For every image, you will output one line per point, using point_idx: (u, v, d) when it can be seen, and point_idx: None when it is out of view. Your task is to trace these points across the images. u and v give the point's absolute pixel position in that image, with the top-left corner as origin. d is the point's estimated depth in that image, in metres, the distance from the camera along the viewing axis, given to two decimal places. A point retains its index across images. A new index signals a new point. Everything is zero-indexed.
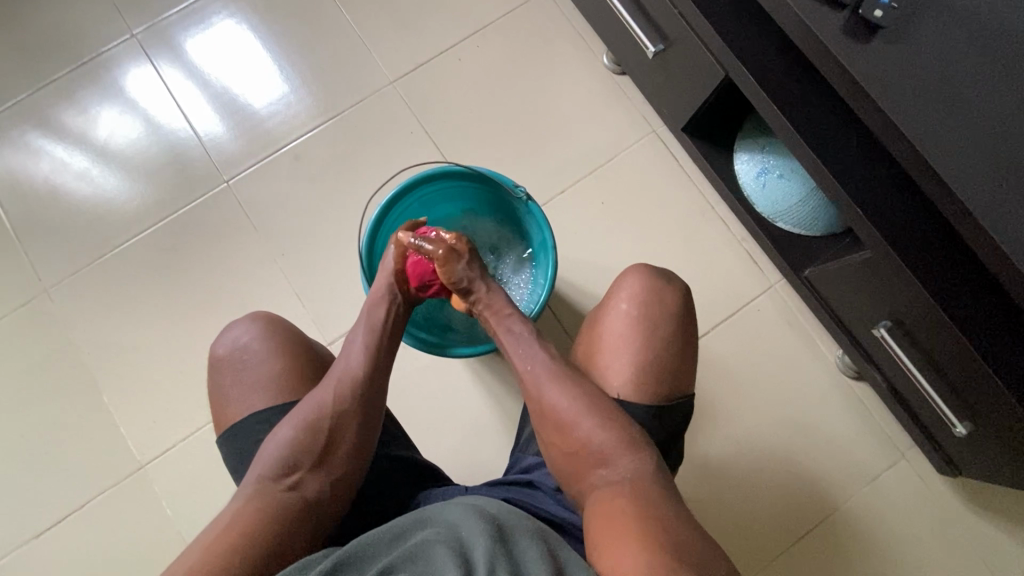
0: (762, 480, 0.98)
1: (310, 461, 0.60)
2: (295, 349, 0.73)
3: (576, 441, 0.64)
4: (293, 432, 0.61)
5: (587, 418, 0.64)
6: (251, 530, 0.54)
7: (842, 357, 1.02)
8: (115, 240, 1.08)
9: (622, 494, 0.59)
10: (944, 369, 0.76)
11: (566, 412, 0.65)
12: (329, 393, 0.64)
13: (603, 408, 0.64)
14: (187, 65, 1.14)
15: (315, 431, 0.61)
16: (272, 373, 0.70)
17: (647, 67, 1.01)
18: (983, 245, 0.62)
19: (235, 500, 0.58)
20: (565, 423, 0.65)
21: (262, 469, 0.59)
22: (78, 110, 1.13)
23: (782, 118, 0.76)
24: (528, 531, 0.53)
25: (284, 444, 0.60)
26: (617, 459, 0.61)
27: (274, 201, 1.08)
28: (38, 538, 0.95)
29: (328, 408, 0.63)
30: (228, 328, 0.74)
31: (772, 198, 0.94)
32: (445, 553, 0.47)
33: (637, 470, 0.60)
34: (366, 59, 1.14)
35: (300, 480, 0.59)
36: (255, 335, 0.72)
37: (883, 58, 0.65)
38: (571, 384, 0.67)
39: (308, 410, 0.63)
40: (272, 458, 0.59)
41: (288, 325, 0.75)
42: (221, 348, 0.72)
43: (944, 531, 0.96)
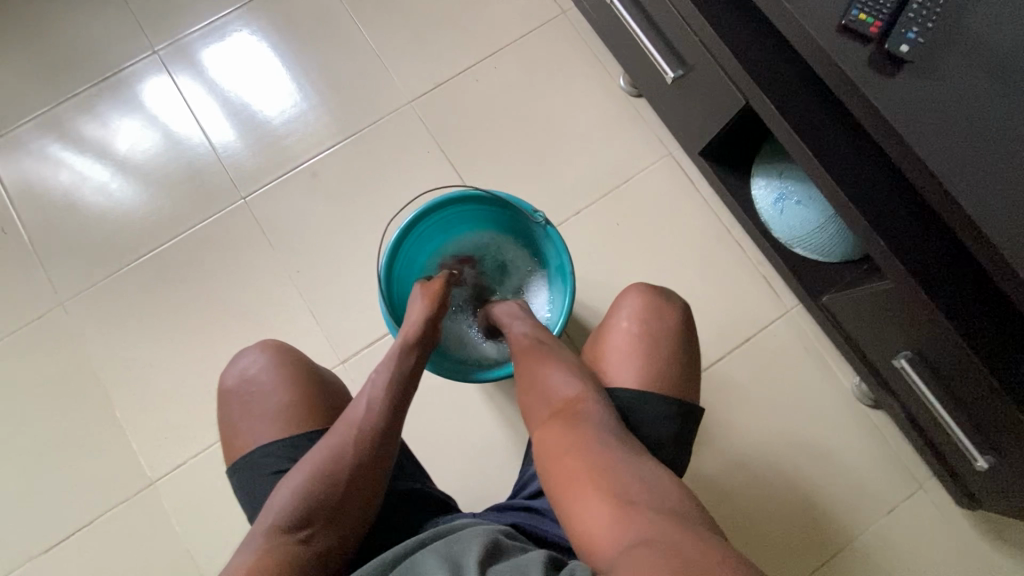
0: (777, 508, 0.97)
1: (324, 513, 0.58)
2: (303, 378, 0.72)
3: (543, 391, 0.67)
4: (307, 481, 0.59)
5: (556, 372, 0.67)
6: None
7: (858, 384, 1.00)
8: (132, 254, 1.08)
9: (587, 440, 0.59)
10: (966, 402, 0.75)
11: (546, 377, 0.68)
12: (346, 441, 0.62)
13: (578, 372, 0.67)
14: (207, 81, 1.16)
15: (330, 480, 0.59)
16: (279, 403, 0.70)
17: (665, 90, 1.01)
18: (1012, 282, 0.61)
19: (244, 549, 0.56)
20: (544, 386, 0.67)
21: (276, 518, 0.57)
22: (98, 124, 1.14)
23: (804, 148, 0.76)
24: (534, 546, 0.52)
25: (297, 494, 0.58)
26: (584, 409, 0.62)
27: (289, 217, 1.09)
28: (46, 553, 0.95)
29: (345, 456, 0.61)
30: (238, 357, 0.74)
31: (790, 224, 0.94)
32: None
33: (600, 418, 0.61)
34: (384, 78, 1.15)
35: (312, 533, 0.57)
36: (262, 366, 0.72)
37: (908, 92, 0.65)
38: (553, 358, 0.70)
39: (323, 456, 0.60)
40: (285, 508, 0.57)
41: (300, 359, 0.74)
42: (230, 379, 0.72)
43: (964, 565, 0.94)
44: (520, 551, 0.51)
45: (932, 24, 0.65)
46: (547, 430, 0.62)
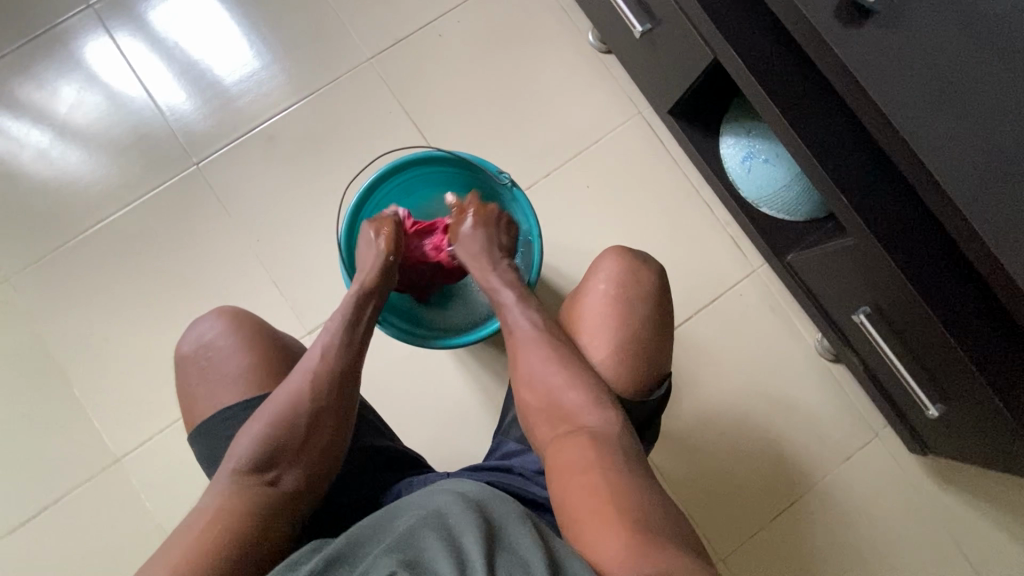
0: (741, 459, 1.01)
1: (290, 453, 0.58)
2: (263, 343, 0.71)
3: (552, 402, 0.65)
4: (268, 426, 0.58)
5: (563, 383, 0.65)
6: (234, 522, 0.53)
7: (820, 341, 1.03)
8: (81, 225, 1.03)
9: (585, 451, 0.59)
10: (919, 353, 0.78)
11: (540, 372, 0.67)
12: (304, 384, 0.62)
13: (574, 367, 0.66)
14: (150, 37, 1.07)
15: (292, 425, 0.59)
16: (242, 367, 0.68)
17: (635, 47, 0.98)
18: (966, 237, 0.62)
19: (209, 498, 0.55)
20: (538, 382, 0.66)
21: (239, 464, 0.56)
22: (33, 85, 1.06)
23: (770, 103, 0.75)
24: (523, 523, 0.51)
25: (257, 438, 0.58)
26: (586, 416, 0.62)
27: (248, 183, 1.04)
28: (12, 533, 0.93)
29: (304, 398, 0.61)
30: (195, 323, 0.72)
31: (757, 181, 0.93)
32: (438, 548, 0.45)
33: (604, 427, 0.61)
34: (342, 33, 1.09)
35: (281, 473, 0.57)
36: (221, 331, 0.70)
37: (873, 43, 0.64)
38: (546, 346, 0.68)
39: (282, 401, 0.60)
40: (247, 453, 0.57)
41: (257, 321, 0.73)
42: (187, 346, 0.71)
43: (912, 505, 1.00)
44: (515, 529, 0.50)
45: None
46: (559, 446, 0.61)
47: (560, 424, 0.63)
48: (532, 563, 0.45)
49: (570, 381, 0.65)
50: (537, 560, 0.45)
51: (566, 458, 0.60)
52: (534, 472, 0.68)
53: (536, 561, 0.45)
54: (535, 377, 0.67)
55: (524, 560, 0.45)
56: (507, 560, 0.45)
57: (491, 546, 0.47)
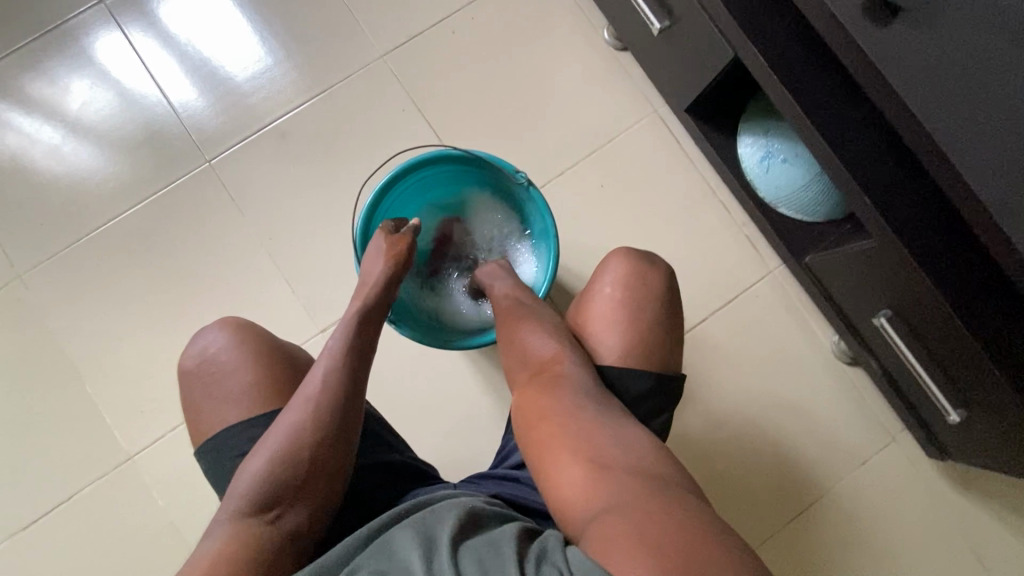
0: (755, 464, 1.00)
1: (290, 492, 0.57)
2: (267, 356, 0.70)
3: (530, 359, 0.68)
4: (267, 465, 0.57)
5: (539, 339, 0.69)
6: (237, 563, 0.52)
7: (836, 343, 1.02)
8: (93, 221, 1.02)
9: (560, 400, 0.61)
10: (941, 358, 0.76)
11: (523, 336, 0.70)
12: (303, 417, 0.60)
13: (553, 330, 0.69)
14: (162, 34, 1.07)
15: (291, 463, 0.58)
16: (246, 382, 0.68)
17: (651, 44, 0.97)
18: (1000, 247, 0.61)
19: (211, 539, 0.55)
20: (518, 342, 0.70)
21: (240, 504, 0.56)
22: (45, 81, 1.06)
23: (794, 102, 0.73)
24: (505, 519, 0.54)
25: (257, 478, 0.57)
26: (561, 369, 0.64)
27: (260, 180, 1.03)
28: (25, 530, 0.93)
29: (303, 436, 0.59)
30: (199, 334, 0.72)
31: (775, 182, 0.92)
32: (411, 546, 0.49)
33: (580, 381, 0.63)
34: (355, 30, 1.08)
35: (281, 514, 0.56)
36: (224, 345, 0.70)
37: (901, 42, 0.63)
38: (537, 327, 0.70)
39: (280, 440, 0.58)
40: (248, 492, 0.56)
41: (260, 331, 0.72)
42: (190, 358, 0.70)
43: (929, 511, 0.98)
44: (496, 521, 0.53)
45: None
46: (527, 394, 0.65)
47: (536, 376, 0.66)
48: (502, 544, 0.48)
49: (547, 339, 0.68)
50: (510, 544, 0.48)
51: (538, 405, 0.63)
52: None
53: (508, 546, 0.48)
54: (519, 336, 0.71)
55: (499, 545, 0.48)
56: (481, 547, 0.49)
57: (466, 536, 0.50)
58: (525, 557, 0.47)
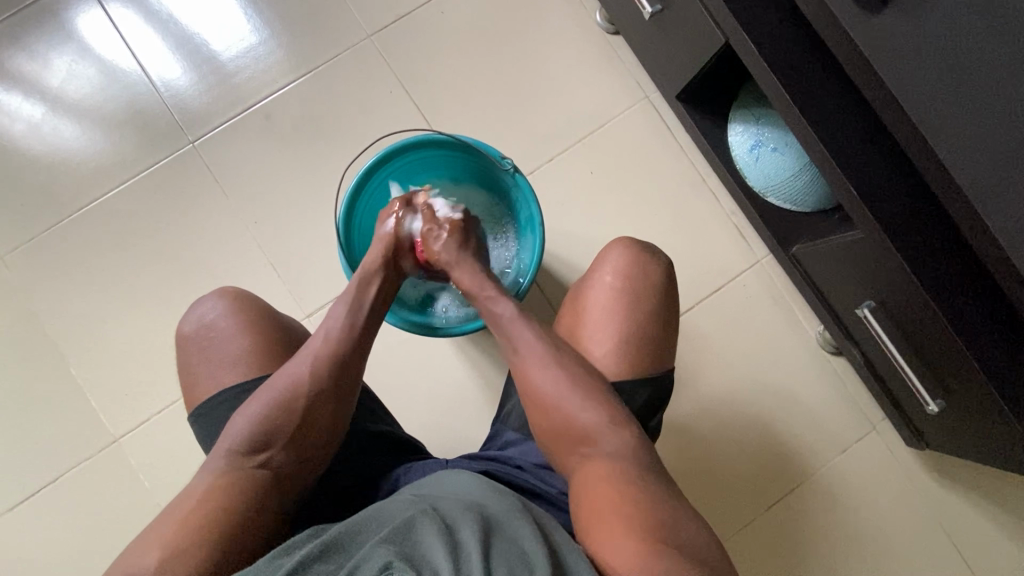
0: (738, 450, 1.01)
1: (284, 436, 0.58)
2: (268, 325, 0.71)
3: (559, 420, 0.62)
4: (264, 410, 0.59)
5: (570, 397, 0.62)
6: (229, 502, 0.54)
7: (820, 333, 1.03)
8: (75, 201, 1.01)
9: (607, 469, 0.58)
10: (922, 349, 0.77)
11: (548, 391, 0.63)
12: (306, 368, 0.62)
13: (583, 384, 0.63)
14: (143, 9, 1.04)
15: (289, 409, 0.59)
16: (244, 350, 0.68)
17: (643, 28, 0.95)
18: (987, 247, 0.61)
19: (201, 476, 0.56)
20: (548, 402, 0.63)
21: (233, 443, 0.57)
22: (23, 56, 1.03)
23: (782, 91, 0.72)
24: (514, 513, 0.52)
25: (254, 419, 0.58)
26: (603, 437, 0.60)
27: (245, 163, 1.02)
28: (11, 511, 0.93)
29: (303, 386, 0.60)
30: (196, 304, 0.72)
31: (765, 171, 0.91)
32: (436, 532, 0.46)
33: (622, 447, 0.59)
34: (342, 9, 1.05)
35: (271, 457, 0.57)
36: (223, 312, 0.70)
37: (892, 31, 0.62)
38: (553, 364, 0.64)
39: (283, 386, 0.60)
40: (241, 435, 0.57)
41: (258, 301, 0.73)
42: (188, 326, 0.70)
43: (906, 498, 1.00)
44: (514, 522, 0.51)
45: None
46: (581, 470, 0.59)
47: (578, 446, 0.61)
48: (533, 562, 0.45)
49: (581, 396, 0.62)
50: (537, 550, 0.47)
51: (588, 483, 0.58)
52: (530, 466, 0.68)
53: (535, 553, 0.46)
54: (532, 372, 0.65)
55: (523, 549, 0.47)
56: (508, 556, 0.45)
57: (491, 542, 0.47)
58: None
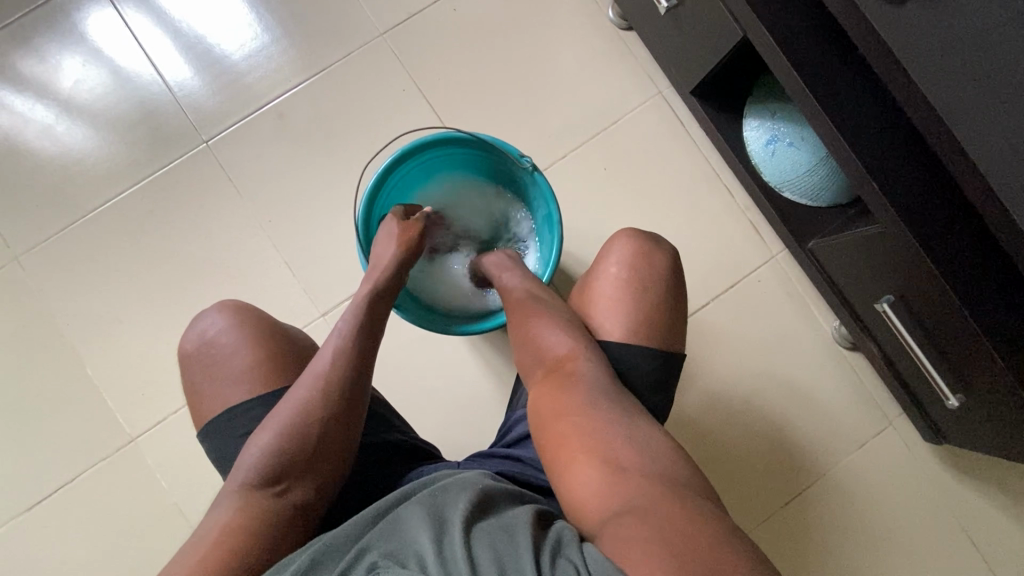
0: (754, 447, 1.00)
1: (298, 466, 0.57)
2: (267, 338, 0.70)
3: (535, 351, 0.67)
4: (276, 441, 0.57)
5: (545, 329, 0.68)
6: (244, 538, 0.52)
7: (837, 328, 1.02)
8: (88, 203, 1.01)
9: (569, 387, 0.60)
10: (941, 343, 0.77)
11: (527, 325, 0.69)
12: (313, 395, 0.60)
13: (556, 318, 0.68)
14: (155, 10, 1.04)
15: (301, 437, 0.58)
16: (247, 363, 0.68)
17: (657, 23, 0.95)
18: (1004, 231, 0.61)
19: (217, 511, 0.55)
20: (527, 337, 0.69)
21: (247, 475, 0.56)
22: (36, 59, 1.03)
23: (802, 85, 0.72)
24: (513, 498, 0.53)
25: (265, 452, 0.57)
26: (571, 360, 0.63)
27: (258, 162, 1.02)
28: (29, 512, 0.94)
29: (312, 414, 0.59)
30: (198, 319, 0.72)
31: (781, 166, 0.91)
32: (422, 526, 0.47)
33: (588, 370, 0.61)
34: (354, 7, 1.05)
35: (288, 488, 0.56)
36: (222, 328, 0.70)
37: (918, 23, 0.61)
38: (532, 305, 0.71)
39: (291, 415, 0.58)
40: (254, 467, 0.56)
41: (259, 314, 0.72)
42: (190, 343, 0.70)
43: (924, 494, 1.00)
44: (508, 507, 0.51)
45: None
46: (541, 391, 0.63)
47: (548, 370, 0.64)
48: (518, 532, 0.47)
49: (554, 326, 0.67)
50: (524, 528, 0.47)
51: (549, 403, 0.61)
52: (545, 464, 0.67)
53: (522, 531, 0.47)
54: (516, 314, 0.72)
55: (510, 529, 0.47)
56: (495, 534, 0.47)
57: (478, 523, 0.48)
58: (543, 549, 0.45)
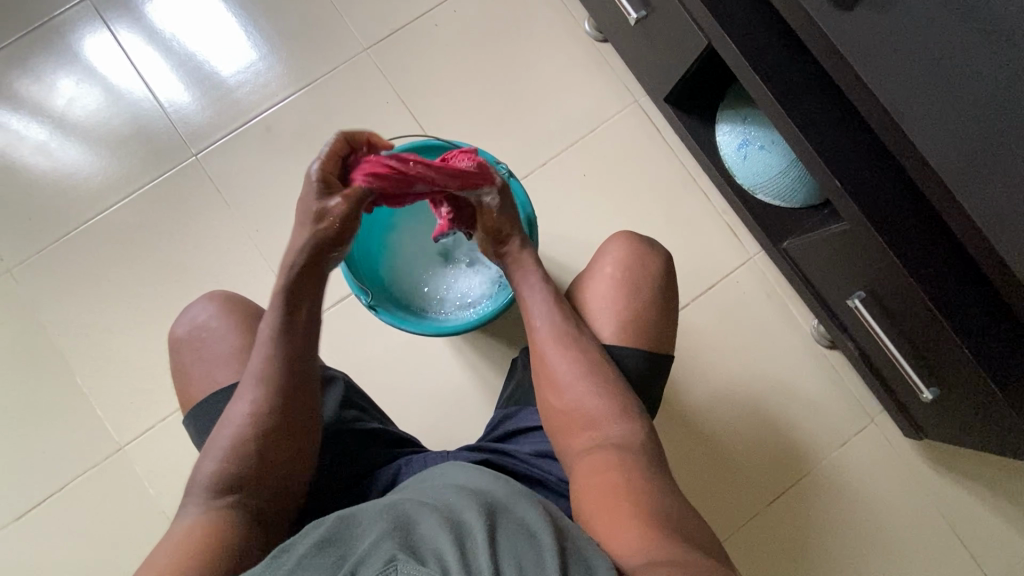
0: (737, 446, 1.02)
1: (248, 478, 0.58)
2: (256, 326, 0.72)
3: (569, 404, 0.65)
4: (221, 457, 0.58)
5: (581, 383, 0.65)
6: (212, 548, 0.53)
7: (816, 327, 1.04)
8: (81, 217, 1.03)
9: (614, 456, 0.60)
10: (912, 337, 0.79)
11: (562, 374, 0.66)
12: (248, 410, 0.59)
13: (599, 373, 0.66)
14: (148, 29, 1.08)
15: (244, 451, 0.58)
16: (233, 349, 0.69)
17: (630, 34, 0.98)
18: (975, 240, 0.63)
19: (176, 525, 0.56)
20: (561, 384, 0.66)
21: (200, 493, 0.57)
22: (31, 77, 1.07)
23: (764, 88, 0.75)
24: (524, 503, 0.52)
25: (213, 471, 0.57)
26: (609, 424, 0.63)
27: (247, 174, 1.04)
28: (16, 522, 0.94)
29: (249, 429, 0.59)
30: (188, 308, 0.74)
31: (753, 169, 0.94)
32: (440, 528, 0.46)
33: (629, 436, 0.62)
34: (339, 24, 1.09)
35: (241, 497, 0.57)
36: (214, 314, 0.72)
37: (867, 25, 0.64)
38: (568, 347, 0.67)
39: (231, 433, 0.59)
40: (205, 484, 0.57)
41: (248, 304, 0.74)
42: (180, 329, 0.72)
43: (908, 491, 1.01)
44: (521, 510, 0.51)
45: None
46: (585, 457, 0.62)
47: (584, 430, 0.63)
48: (541, 543, 0.46)
49: (592, 383, 0.65)
50: (547, 536, 0.47)
51: (590, 467, 0.61)
52: (530, 455, 0.69)
53: (543, 538, 0.47)
54: (550, 356, 0.67)
55: (532, 537, 0.47)
56: (515, 543, 0.46)
57: (497, 530, 0.47)
58: (567, 563, 0.45)
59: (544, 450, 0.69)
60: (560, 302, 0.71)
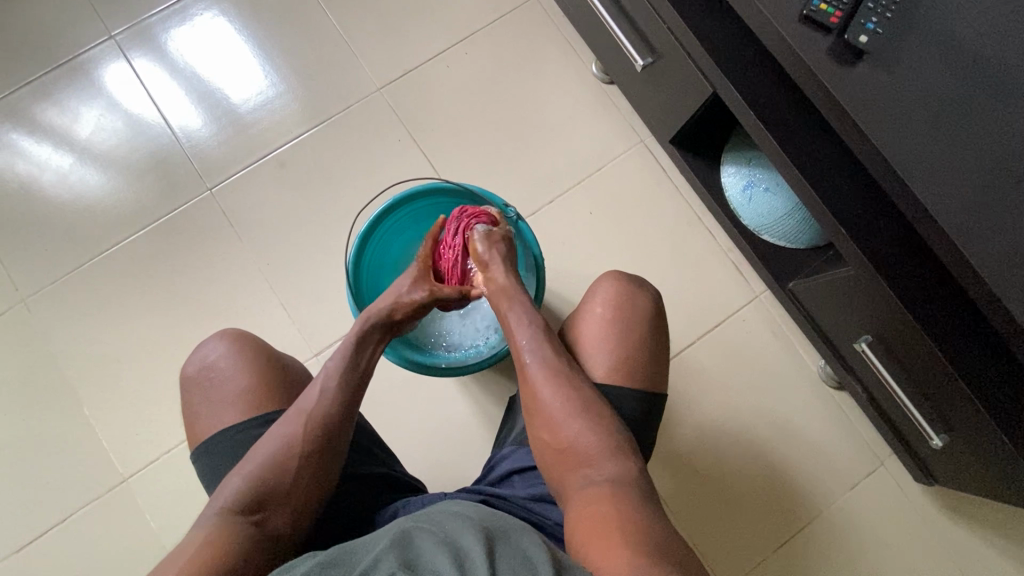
0: (743, 487, 1.00)
1: (278, 497, 0.59)
2: (266, 367, 0.72)
3: (562, 440, 0.64)
4: (259, 471, 0.59)
5: (574, 420, 0.64)
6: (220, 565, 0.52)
7: (822, 366, 1.04)
8: (96, 246, 1.06)
9: (606, 493, 0.60)
10: (920, 381, 0.78)
11: (555, 410, 0.65)
12: (298, 428, 0.62)
13: (590, 407, 0.65)
14: (169, 67, 1.12)
15: (283, 469, 0.60)
16: (241, 389, 0.70)
17: (636, 78, 1.01)
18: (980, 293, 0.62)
19: (196, 531, 0.56)
20: (554, 421, 0.65)
21: (229, 503, 0.57)
22: (54, 111, 1.10)
23: (768, 137, 0.76)
24: (524, 533, 0.52)
25: (247, 483, 0.59)
26: (601, 460, 0.62)
27: (259, 208, 1.07)
28: (16, 553, 0.94)
29: (296, 446, 0.61)
30: (201, 345, 0.74)
31: (758, 210, 0.95)
32: (437, 550, 0.46)
33: (620, 472, 0.62)
34: (353, 64, 1.12)
35: (268, 516, 0.58)
36: (224, 353, 0.72)
37: (867, 83, 0.65)
38: (561, 383, 0.67)
39: (277, 445, 0.61)
40: (236, 495, 0.58)
41: (261, 343, 0.75)
42: (191, 367, 0.73)
43: (920, 538, 0.98)
44: (518, 538, 0.51)
45: (891, 14, 0.66)
46: (580, 493, 0.61)
47: (580, 468, 0.63)
48: (539, 567, 0.45)
49: (583, 418, 0.64)
50: (544, 560, 0.46)
51: (584, 503, 0.60)
52: (527, 500, 0.68)
53: (541, 563, 0.46)
54: (541, 391, 0.67)
55: (530, 562, 0.46)
56: (511, 561, 0.46)
57: (494, 550, 0.47)
58: None
59: (540, 495, 0.68)
60: (551, 338, 0.71)
